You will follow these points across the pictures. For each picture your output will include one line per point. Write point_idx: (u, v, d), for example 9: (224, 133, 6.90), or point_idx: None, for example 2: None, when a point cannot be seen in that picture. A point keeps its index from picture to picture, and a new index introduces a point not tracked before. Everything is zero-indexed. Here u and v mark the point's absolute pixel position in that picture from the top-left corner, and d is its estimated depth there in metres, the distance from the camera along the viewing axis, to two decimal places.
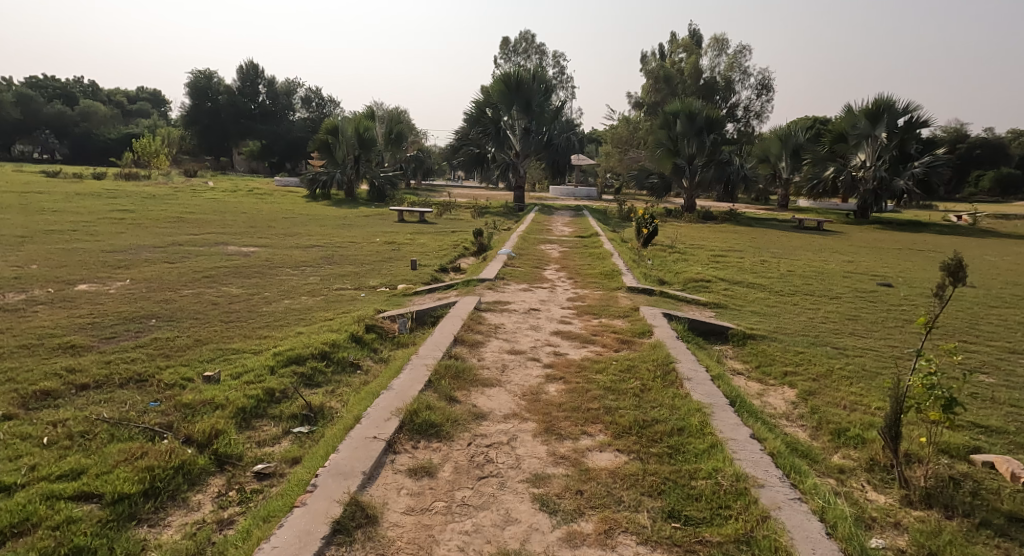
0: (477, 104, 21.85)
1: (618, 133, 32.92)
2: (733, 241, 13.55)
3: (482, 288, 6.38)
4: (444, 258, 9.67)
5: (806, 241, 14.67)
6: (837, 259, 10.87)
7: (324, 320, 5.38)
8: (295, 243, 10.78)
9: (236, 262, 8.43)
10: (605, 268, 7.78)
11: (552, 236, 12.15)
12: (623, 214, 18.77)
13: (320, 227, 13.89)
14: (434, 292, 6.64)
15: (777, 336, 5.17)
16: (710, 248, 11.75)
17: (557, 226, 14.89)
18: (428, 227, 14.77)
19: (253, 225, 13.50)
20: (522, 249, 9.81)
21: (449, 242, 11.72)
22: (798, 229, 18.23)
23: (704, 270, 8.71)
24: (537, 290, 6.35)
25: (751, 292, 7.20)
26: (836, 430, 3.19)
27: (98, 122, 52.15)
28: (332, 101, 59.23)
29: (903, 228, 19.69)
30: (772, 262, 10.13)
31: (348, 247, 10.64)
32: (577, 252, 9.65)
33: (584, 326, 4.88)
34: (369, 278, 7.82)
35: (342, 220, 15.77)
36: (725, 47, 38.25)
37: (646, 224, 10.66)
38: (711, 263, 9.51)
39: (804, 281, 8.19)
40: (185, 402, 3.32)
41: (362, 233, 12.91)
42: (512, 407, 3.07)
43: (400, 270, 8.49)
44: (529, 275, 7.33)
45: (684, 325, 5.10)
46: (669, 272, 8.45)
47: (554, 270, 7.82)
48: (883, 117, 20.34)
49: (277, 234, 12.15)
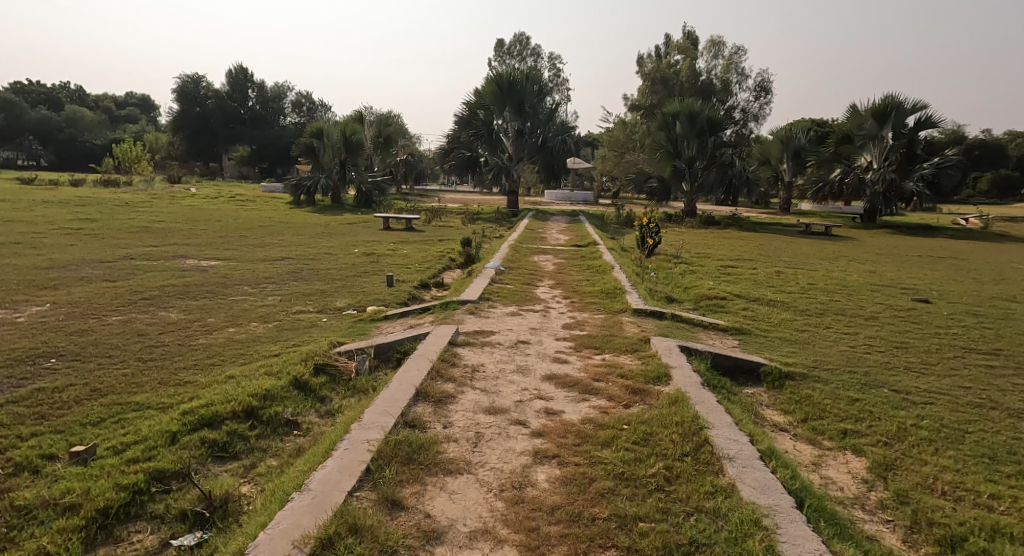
0: (469, 105, 20.94)
1: (615, 136, 32.09)
2: (741, 249, 12.63)
3: (461, 313, 5.43)
4: (425, 273, 8.70)
5: (816, 247, 13.82)
6: (857, 269, 10.00)
7: (267, 358, 4.40)
8: (265, 256, 9.81)
9: (187, 279, 7.44)
10: (606, 285, 6.83)
11: (546, 245, 11.21)
12: (623, 220, 17.89)
13: (298, 236, 12.93)
14: (407, 317, 5.68)
15: (819, 373, 4.23)
16: (719, 257, 10.86)
17: (552, 232, 13.97)
18: (414, 235, 13.80)
19: (225, 234, 12.54)
20: (512, 260, 8.91)
21: (434, 253, 10.77)
22: (805, 234, 17.40)
23: (717, 285, 7.78)
24: (528, 314, 5.41)
25: (774, 312, 6.29)
26: (945, 540, 2.25)
27: (83, 127, 51.17)
28: (324, 106, 58.51)
29: (913, 233, 18.86)
30: (789, 274, 9.22)
31: (322, 260, 9.66)
32: (574, 264, 8.75)
33: (584, 367, 3.93)
34: (337, 298, 6.84)
35: (323, 228, 14.83)
36: (722, 50, 37.53)
37: (649, 234, 9.69)
38: (722, 276, 8.60)
39: (829, 297, 7.28)
40: (19, 506, 2.34)
41: (341, 243, 11.97)
42: (483, 515, 2.11)
43: (374, 288, 7.52)
44: (519, 294, 6.40)
45: (706, 362, 4.16)
46: (678, 287, 7.54)
47: (548, 288, 6.87)
48: (891, 117, 19.44)
49: (248, 245, 11.18)
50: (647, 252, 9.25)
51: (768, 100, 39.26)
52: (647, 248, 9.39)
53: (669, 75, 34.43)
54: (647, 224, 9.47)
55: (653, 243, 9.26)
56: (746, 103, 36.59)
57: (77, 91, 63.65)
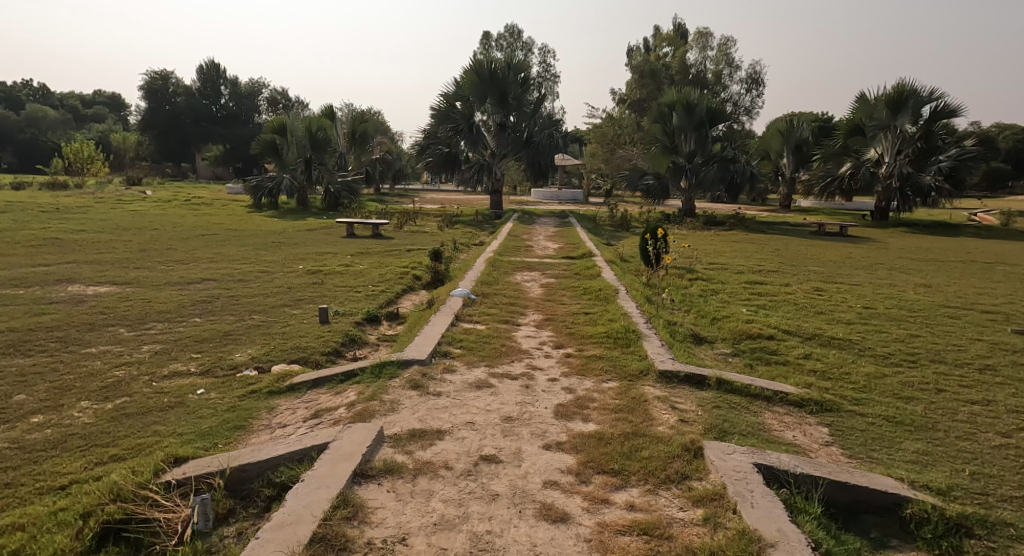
0: (446, 96, 18.91)
1: (603, 132, 30.43)
2: (758, 256, 10.88)
3: (398, 387, 3.53)
4: (377, 300, 6.85)
5: (837, 251, 12.21)
6: (907, 283, 8.33)
7: (34, 504, 2.45)
8: (180, 278, 7.81)
9: (40, 318, 5.43)
10: (611, 324, 4.97)
11: (532, 256, 9.42)
12: (617, 222, 16.20)
13: (240, 247, 10.95)
14: (321, 389, 3.76)
15: (1007, 510, 2.43)
16: (736, 270, 9.13)
17: (538, 239, 12.17)
18: (379, 244, 11.87)
19: (150, 247, 10.53)
20: (489, 280, 7.12)
21: (396, 269, 8.89)
22: (820, 235, 15.78)
23: (754, 315, 5.98)
24: (503, 387, 3.57)
25: (849, 361, 4.50)
26: None
27: (45, 128, 48.49)
28: (300, 103, 56.21)
29: (930, 232, 17.33)
30: (831, 292, 7.51)
31: (250, 283, 7.71)
32: (566, 285, 6.96)
33: (600, 536, 2.07)
34: (241, 347, 4.91)
35: (276, 237, 12.90)
36: (711, 41, 35.89)
37: (662, 247, 7.93)
38: (751, 298, 6.88)
39: (906, 330, 5.53)
40: None
41: (287, 256, 10.09)
42: None
43: (299, 327, 5.60)
44: (492, 340, 4.57)
45: (814, 505, 2.33)
46: (705, 321, 5.77)
47: (531, 328, 5.00)
48: (907, 105, 17.96)
49: (171, 261, 9.19)
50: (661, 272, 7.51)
51: (761, 92, 37.78)
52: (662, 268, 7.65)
53: (659, 68, 32.87)
54: (659, 238, 7.75)
55: (670, 262, 7.51)
56: (738, 95, 35.14)
57: (40, 89, 60.49)
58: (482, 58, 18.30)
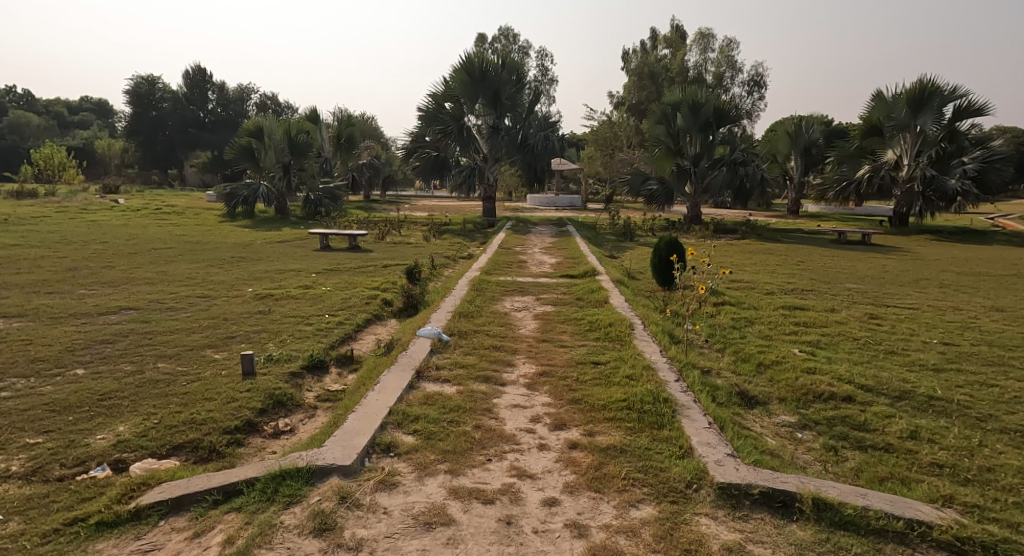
0: (435, 97, 17.49)
1: (601, 134, 29.13)
2: (783, 272, 9.51)
3: (295, 530, 2.13)
4: (328, 336, 5.47)
5: (868, 263, 10.92)
6: (975, 306, 6.95)
7: None
8: (92, 306, 6.36)
9: None
10: (629, 385, 3.57)
11: (525, 274, 8.07)
12: (620, 231, 14.88)
13: (190, 263, 9.55)
14: (179, 520, 2.34)
15: None
16: (764, 289, 7.78)
17: (534, 252, 10.84)
18: (352, 259, 10.51)
19: (84, 265, 9.10)
20: (471, 308, 5.77)
21: (364, 291, 7.50)
22: (840, 244, 14.51)
23: (812, 358, 4.61)
24: (467, 525, 2.17)
25: (981, 447, 3.08)
26: None
27: (27, 135, 47.09)
28: (290, 108, 54.87)
29: (958, 240, 16.05)
30: (891, 320, 6.14)
31: (178, 313, 6.27)
32: (565, 316, 5.59)
33: None
34: (110, 420, 3.45)
35: (241, 251, 11.56)
36: (711, 43, 34.72)
37: (695, 275, 6.25)
38: (798, 331, 5.50)
39: (1020, 382, 4.15)
40: None
41: (241, 274, 8.71)
42: None
43: (212, 382, 4.19)
44: (462, 415, 3.17)
45: None
46: (751, 372, 4.36)
47: (519, 389, 3.61)
48: (930, 103, 16.76)
49: (97, 284, 7.74)
50: (693, 304, 5.54)
51: (762, 95, 36.65)
52: (693, 301, 5.56)
53: (657, 69, 31.72)
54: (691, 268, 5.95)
55: (701, 292, 5.51)
56: (740, 98, 34.03)
57: (24, 96, 59.06)
58: (473, 55, 16.92)
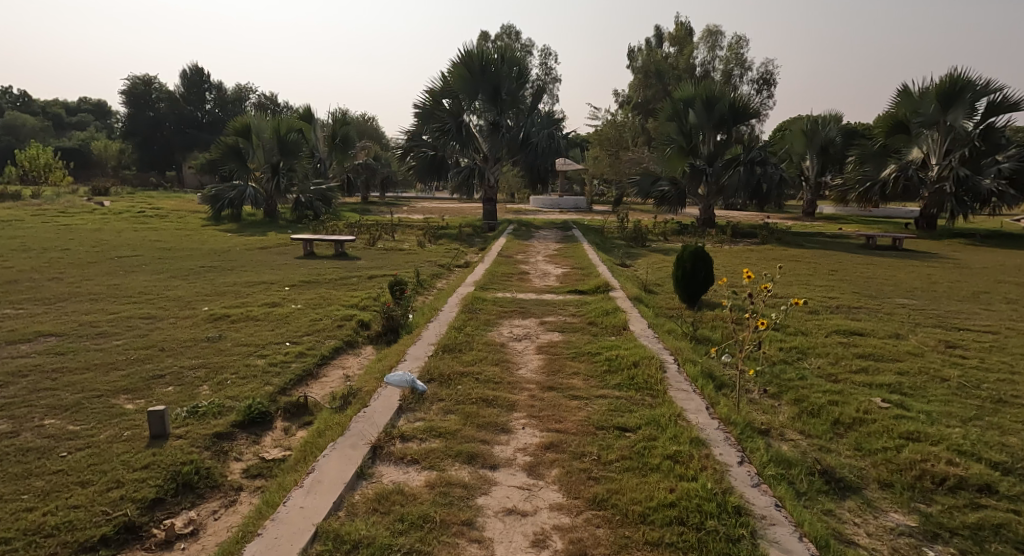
0: (432, 93, 16.41)
1: (605, 133, 27.91)
2: (819, 284, 8.38)
3: None
4: (280, 375, 4.37)
5: (909, 273, 9.79)
6: None
7: None
8: (4, 334, 5.27)
9: None
10: (677, 477, 2.44)
11: (526, 289, 6.98)
12: (629, 236, 13.81)
13: (150, 275, 8.47)
14: None
15: None
16: (805, 307, 6.64)
17: (537, 260, 9.75)
18: (336, 269, 9.44)
19: (28, 277, 8.04)
20: (460, 337, 4.67)
21: (338, 310, 6.41)
22: (869, 250, 13.41)
23: (903, 413, 3.48)
24: None
25: None
26: None
27: (22, 134, 46.38)
28: (289, 108, 53.92)
29: (995, 244, 14.88)
30: (973, 349, 5.00)
31: (107, 342, 5.17)
32: (575, 348, 4.48)
33: None
34: None
35: (215, 258, 10.54)
36: (720, 40, 33.51)
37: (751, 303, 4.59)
38: (867, 368, 4.37)
39: None
40: None
41: (205, 288, 7.66)
42: None
43: (103, 451, 3.10)
44: (427, 536, 2.07)
45: None
46: (828, 434, 3.23)
47: (517, 480, 2.49)
48: (961, 97, 15.67)
49: (30, 301, 6.68)
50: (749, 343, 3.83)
51: (773, 95, 35.50)
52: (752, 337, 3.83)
53: (664, 68, 30.63)
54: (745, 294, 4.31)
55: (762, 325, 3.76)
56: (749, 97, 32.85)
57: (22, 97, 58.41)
58: (472, 48, 15.85)
